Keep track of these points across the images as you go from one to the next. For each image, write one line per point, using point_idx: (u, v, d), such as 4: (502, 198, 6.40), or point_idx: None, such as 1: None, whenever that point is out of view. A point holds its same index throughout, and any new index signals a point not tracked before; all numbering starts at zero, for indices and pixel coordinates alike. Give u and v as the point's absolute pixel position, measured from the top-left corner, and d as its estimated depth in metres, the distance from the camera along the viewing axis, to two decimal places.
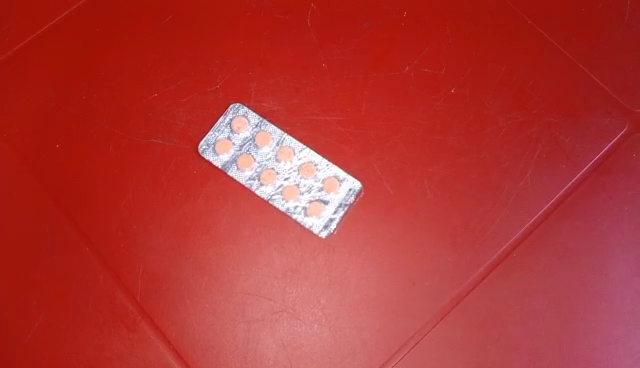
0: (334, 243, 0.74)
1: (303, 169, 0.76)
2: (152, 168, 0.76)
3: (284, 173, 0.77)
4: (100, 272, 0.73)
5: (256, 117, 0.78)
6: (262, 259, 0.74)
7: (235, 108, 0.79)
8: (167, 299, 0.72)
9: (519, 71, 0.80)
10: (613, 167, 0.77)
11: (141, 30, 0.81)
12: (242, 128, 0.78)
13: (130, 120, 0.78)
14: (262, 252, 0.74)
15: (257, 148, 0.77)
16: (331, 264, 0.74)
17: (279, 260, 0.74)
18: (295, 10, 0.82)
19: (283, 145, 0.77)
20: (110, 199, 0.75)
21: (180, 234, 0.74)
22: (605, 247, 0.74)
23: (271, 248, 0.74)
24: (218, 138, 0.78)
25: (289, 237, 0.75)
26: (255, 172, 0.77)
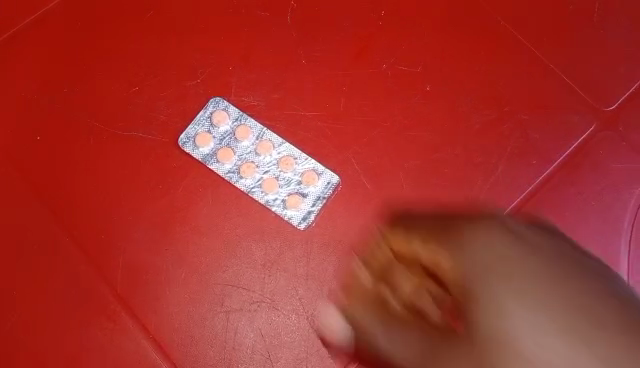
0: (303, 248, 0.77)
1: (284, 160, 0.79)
2: (132, 160, 0.78)
3: (264, 166, 0.79)
4: (80, 264, 0.74)
5: (235, 112, 0.80)
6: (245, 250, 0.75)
7: (215, 103, 0.81)
8: (148, 290, 0.74)
9: (493, 68, 0.82)
10: (582, 161, 0.79)
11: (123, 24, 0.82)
12: (221, 121, 0.80)
13: (112, 114, 0.79)
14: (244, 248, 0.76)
15: (237, 141, 0.80)
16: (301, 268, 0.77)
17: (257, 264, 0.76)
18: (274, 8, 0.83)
19: (263, 139, 0.80)
20: (91, 191, 0.76)
21: (160, 225, 0.76)
22: (576, 239, 0.76)
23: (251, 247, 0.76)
24: (198, 132, 0.80)
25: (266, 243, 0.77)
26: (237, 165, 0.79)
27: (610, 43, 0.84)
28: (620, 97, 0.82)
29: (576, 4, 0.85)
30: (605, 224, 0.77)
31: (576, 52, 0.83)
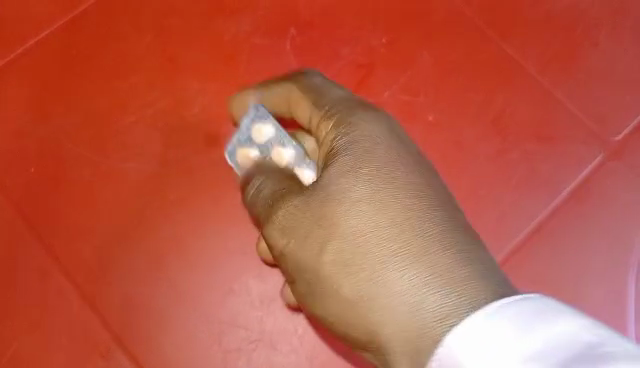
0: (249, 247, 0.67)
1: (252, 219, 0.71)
2: (127, 192, 0.75)
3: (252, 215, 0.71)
4: (75, 300, 0.72)
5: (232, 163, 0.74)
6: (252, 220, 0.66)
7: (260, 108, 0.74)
8: (143, 327, 0.72)
9: (497, 96, 0.80)
10: (589, 193, 0.77)
11: (120, 50, 0.79)
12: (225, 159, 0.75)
13: (107, 145, 0.77)
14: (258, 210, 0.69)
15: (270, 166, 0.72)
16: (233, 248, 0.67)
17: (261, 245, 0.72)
18: (274, 34, 0.81)
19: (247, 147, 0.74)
20: (89, 227, 0.74)
21: (154, 264, 0.74)
22: (581, 272, 0.75)
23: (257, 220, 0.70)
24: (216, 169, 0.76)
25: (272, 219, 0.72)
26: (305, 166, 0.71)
27: (617, 68, 0.82)
28: (628, 125, 0.80)
29: (582, 30, 0.83)
30: (610, 256, 0.76)
31: (581, 80, 0.81)
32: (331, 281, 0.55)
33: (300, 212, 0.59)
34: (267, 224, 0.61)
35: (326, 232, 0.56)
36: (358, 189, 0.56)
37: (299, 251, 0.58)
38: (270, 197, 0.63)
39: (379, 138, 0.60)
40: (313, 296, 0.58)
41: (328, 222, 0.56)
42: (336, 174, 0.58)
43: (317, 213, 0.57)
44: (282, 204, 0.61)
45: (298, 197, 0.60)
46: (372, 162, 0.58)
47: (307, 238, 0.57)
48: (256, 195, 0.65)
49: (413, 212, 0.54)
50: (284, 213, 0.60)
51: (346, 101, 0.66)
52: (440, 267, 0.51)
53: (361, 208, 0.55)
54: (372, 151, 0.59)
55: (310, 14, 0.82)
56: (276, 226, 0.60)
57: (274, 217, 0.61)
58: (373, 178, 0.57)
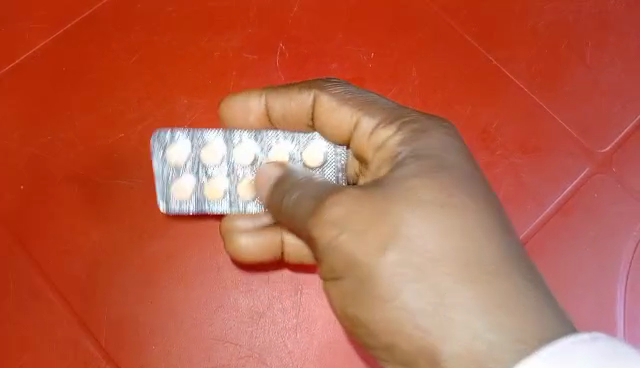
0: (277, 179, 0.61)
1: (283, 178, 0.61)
2: (117, 208, 0.75)
3: (231, 191, 0.71)
4: (64, 317, 0.72)
5: (172, 200, 0.69)
6: (291, 203, 0.56)
7: (157, 137, 0.69)
8: (133, 344, 0.72)
9: (484, 110, 0.81)
10: (576, 205, 0.78)
11: (106, 64, 0.79)
12: (175, 188, 0.70)
13: (96, 162, 0.76)
14: (296, 195, 0.56)
15: (203, 161, 0.70)
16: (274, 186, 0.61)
17: (282, 207, 0.57)
18: (260, 51, 0.81)
19: (182, 163, 0.70)
20: (80, 242, 0.73)
21: (147, 279, 0.73)
22: (569, 284, 0.76)
23: (282, 191, 0.59)
24: (170, 192, 0.70)
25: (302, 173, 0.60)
26: (225, 133, 0.71)
27: (603, 81, 0.83)
28: (614, 139, 0.81)
29: (569, 43, 0.83)
30: (598, 267, 0.77)
31: (568, 94, 0.82)
32: (388, 286, 0.48)
33: (359, 207, 0.51)
34: (315, 210, 0.53)
35: (389, 231, 0.49)
36: (427, 195, 0.50)
37: (354, 246, 0.50)
38: (320, 190, 0.55)
39: (439, 139, 0.56)
40: (355, 293, 0.51)
41: (395, 220, 0.49)
42: (402, 173, 0.53)
43: (380, 207, 0.50)
44: (338, 192, 0.52)
45: (364, 186, 0.52)
46: (439, 164, 0.53)
47: (366, 232, 0.50)
48: (298, 196, 0.56)
49: (484, 235, 0.49)
50: (342, 205, 0.51)
51: (379, 101, 0.64)
52: (508, 298, 0.46)
53: (428, 225, 0.49)
54: (439, 156, 0.54)
55: (298, 29, 0.81)
56: (329, 217, 0.51)
57: (330, 206, 0.52)
58: (441, 180, 0.52)
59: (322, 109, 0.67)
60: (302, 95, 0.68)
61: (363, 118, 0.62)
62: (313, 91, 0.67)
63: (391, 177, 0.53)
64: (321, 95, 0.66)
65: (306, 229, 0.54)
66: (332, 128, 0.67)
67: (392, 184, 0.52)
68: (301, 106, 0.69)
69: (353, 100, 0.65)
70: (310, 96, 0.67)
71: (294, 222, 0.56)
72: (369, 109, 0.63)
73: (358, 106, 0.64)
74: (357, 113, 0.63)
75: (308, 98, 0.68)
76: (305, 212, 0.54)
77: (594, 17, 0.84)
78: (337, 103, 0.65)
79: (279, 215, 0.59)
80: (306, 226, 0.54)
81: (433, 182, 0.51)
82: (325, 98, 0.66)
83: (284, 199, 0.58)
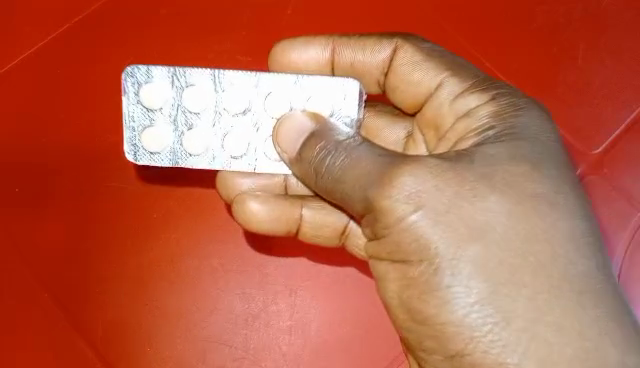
0: (316, 138, 0.58)
1: (322, 137, 0.58)
2: (110, 211, 0.74)
3: (214, 144, 0.65)
4: (59, 322, 0.72)
5: (141, 151, 0.64)
6: (341, 165, 0.55)
7: (129, 74, 0.63)
8: (128, 347, 0.72)
9: None
10: None
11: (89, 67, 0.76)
12: (150, 137, 0.64)
13: (84, 167, 0.75)
14: (349, 156, 0.55)
15: (183, 107, 0.64)
16: (311, 142, 0.58)
17: (326, 172, 0.56)
18: (249, 52, 0.78)
19: (159, 106, 0.64)
20: (73, 248, 0.73)
21: (143, 282, 0.73)
22: None
23: (323, 152, 0.57)
24: (144, 141, 0.64)
25: (345, 135, 0.57)
26: (213, 71, 0.64)
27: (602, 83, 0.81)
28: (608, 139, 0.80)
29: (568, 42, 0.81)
30: None
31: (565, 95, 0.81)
32: (468, 276, 0.49)
33: (443, 188, 0.51)
34: (380, 180, 0.52)
35: (471, 221, 0.50)
36: (515, 182, 0.52)
37: (434, 231, 0.50)
38: (376, 156, 0.54)
39: (537, 118, 0.59)
40: (423, 282, 0.51)
41: (480, 208, 0.51)
42: (488, 152, 0.55)
43: (465, 194, 0.51)
44: (408, 163, 0.52)
45: (448, 165, 0.53)
46: (525, 142, 0.56)
47: (446, 219, 0.50)
48: (351, 159, 0.55)
49: (576, 220, 0.52)
50: (418, 181, 0.51)
51: (464, 64, 0.65)
52: (589, 293, 0.49)
53: (517, 216, 0.51)
54: (524, 131, 0.57)
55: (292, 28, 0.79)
56: (401, 193, 0.51)
57: (398, 179, 0.51)
58: (528, 165, 0.54)
59: (398, 66, 0.68)
60: (375, 48, 0.69)
61: (447, 83, 0.64)
62: (396, 43, 0.68)
63: (478, 156, 0.54)
64: (400, 51, 0.68)
65: (365, 204, 0.53)
66: (403, 87, 0.69)
67: (479, 169, 0.53)
68: (370, 62, 0.70)
69: (434, 60, 0.66)
70: (391, 48, 0.68)
71: (346, 193, 0.55)
72: (453, 78, 0.64)
73: (437, 70, 0.65)
74: (440, 75, 0.65)
75: (385, 52, 0.69)
76: (364, 179, 0.53)
77: (588, 16, 0.82)
78: (417, 64, 0.67)
79: (320, 179, 0.57)
80: (364, 197, 0.53)
81: (527, 158, 0.54)
82: (405, 55, 0.68)
83: (330, 159, 0.56)
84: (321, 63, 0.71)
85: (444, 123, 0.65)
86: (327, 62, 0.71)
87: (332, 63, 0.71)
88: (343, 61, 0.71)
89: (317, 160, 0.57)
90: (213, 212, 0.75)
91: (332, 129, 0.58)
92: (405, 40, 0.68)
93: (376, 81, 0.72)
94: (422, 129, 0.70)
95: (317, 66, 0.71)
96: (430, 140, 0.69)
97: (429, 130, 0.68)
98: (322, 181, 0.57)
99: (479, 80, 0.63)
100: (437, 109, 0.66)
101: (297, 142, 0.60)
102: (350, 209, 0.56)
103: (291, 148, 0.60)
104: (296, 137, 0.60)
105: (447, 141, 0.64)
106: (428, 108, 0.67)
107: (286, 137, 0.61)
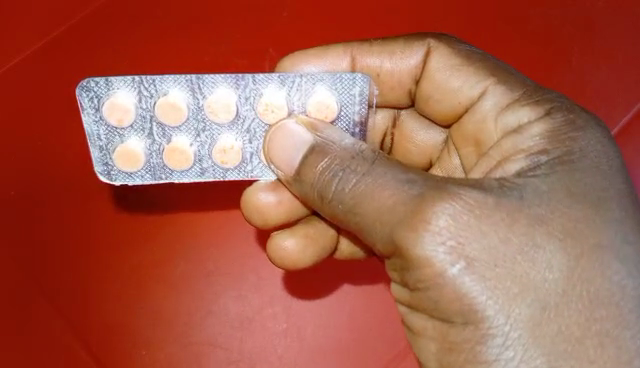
0: (321, 160, 0.51)
1: (326, 158, 0.51)
2: (106, 212, 0.74)
3: (202, 155, 0.57)
4: (55, 324, 0.72)
5: (116, 171, 0.56)
6: (352, 189, 0.49)
7: (84, 88, 0.53)
8: (123, 350, 0.72)
9: None
10: None
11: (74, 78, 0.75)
12: (123, 157, 0.55)
13: (74, 177, 0.74)
14: (361, 180, 0.49)
15: (156, 117, 0.55)
16: (309, 161, 0.52)
17: (335, 195, 0.50)
18: (235, 55, 0.77)
19: (129, 119, 0.55)
20: (65, 256, 0.73)
21: (136, 287, 0.73)
22: None
23: (328, 172, 0.50)
24: (117, 161, 0.55)
25: (356, 154, 0.50)
26: (191, 78, 0.55)
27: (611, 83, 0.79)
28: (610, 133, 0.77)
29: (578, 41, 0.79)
30: None
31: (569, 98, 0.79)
32: (515, 345, 0.44)
33: (488, 234, 0.45)
34: (407, 219, 0.46)
35: (526, 278, 0.44)
36: (579, 229, 0.45)
37: (479, 289, 0.44)
38: (403, 185, 0.47)
39: (600, 140, 0.50)
40: (467, 349, 0.46)
41: (534, 263, 0.44)
42: (539, 184, 0.47)
43: (519, 244, 0.44)
44: (441, 198, 0.46)
45: (494, 200, 0.46)
46: (586, 170, 0.48)
47: (494, 274, 0.44)
48: (367, 186, 0.48)
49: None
50: (459, 224, 0.45)
51: (512, 70, 0.60)
52: None
53: (578, 269, 0.44)
54: (584, 155, 0.49)
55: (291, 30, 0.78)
56: (441, 241, 0.44)
57: (431, 219, 0.45)
58: (589, 205, 0.46)
59: (432, 72, 0.63)
60: (407, 54, 0.64)
61: (492, 92, 0.58)
62: (429, 44, 0.63)
63: (527, 188, 0.47)
64: (433, 55, 0.63)
65: (392, 245, 0.47)
66: (437, 96, 0.63)
67: (533, 209, 0.46)
68: (399, 67, 0.64)
69: (473, 66, 0.61)
70: (424, 51, 0.63)
71: (365, 226, 0.49)
72: (498, 89, 0.58)
73: (478, 79, 0.60)
74: (484, 85, 0.59)
75: (415, 57, 0.63)
76: (387, 211, 0.47)
77: (578, 17, 0.79)
78: (455, 71, 0.62)
79: (332, 205, 0.50)
80: (390, 236, 0.47)
81: (593, 188, 0.47)
82: (440, 61, 0.62)
83: (337, 181, 0.50)
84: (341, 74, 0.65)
85: (487, 140, 0.59)
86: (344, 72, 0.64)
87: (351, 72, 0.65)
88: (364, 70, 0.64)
89: (319, 180, 0.51)
90: (210, 217, 0.75)
91: (335, 144, 0.51)
92: (439, 41, 0.63)
93: (406, 90, 0.66)
94: (456, 141, 0.64)
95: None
96: (465, 156, 0.63)
97: (467, 145, 0.63)
98: (333, 207, 0.50)
99: (531, 96, 0.56)
100: (478, 124, 0.60)
101: (294, 158, 0.52)
102: (376, 245, 0.49)
103: (287, 166, 0.53)
104: (294, 153, 0.52)
105: (488, 159, 0.55)
106: (467, 122, 0.62)
107: (279, 153, 0.53)
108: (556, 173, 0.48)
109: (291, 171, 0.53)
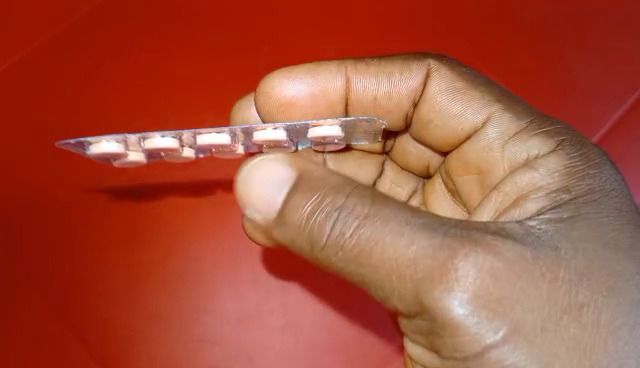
0: (301, 197, 0.47)
1: (311, 200, 0.46)
2: (104, 212, 0.75)
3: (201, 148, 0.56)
4: (53, 319, 0.72)
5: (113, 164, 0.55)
6: (359, 241, 0.45)
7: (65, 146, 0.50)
8: (121, 347, 0.72)
9: None
10: None
11: (70, 91, 0.78)
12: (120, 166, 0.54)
13: (72, 178, 0.76)
14: (367, 228, 0.45)
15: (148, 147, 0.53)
16: (290, 202, 0.47)
17: (339, 244, 0.45)
18: (228, 57, 0.79)
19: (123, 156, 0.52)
20: (64, 253, 0.74)
21: (134, 285, 0.73)
22: None
23: (323, 221, 0.46)
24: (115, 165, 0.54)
25: (350, 192, 0.47)
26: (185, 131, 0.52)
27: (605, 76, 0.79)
28: (603, 127, 0.77)
29: (565, 38, 0.80)
30: None
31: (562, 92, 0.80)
32: None
33: (529, 293, 0.42)
34: (432, 274, 0.42)
35: (571, 341, 0.42)
36: (614, 285, 0.44)
37: (522, 358, 0.41)
38: (426, 240, 0.44)
39: (616, 179, 0.51)
40: None
41: (578, 322, 0.42)
42: (568, 230, 0.46)
43: (563, 302, 0.42)
44: (473, 249, 0.43)
45: (530, 253, 0.44)
46: (607, 209, 0.48)
47: (538, 338, 0.41)
48: (379, 235, 0.44)
49: None
50: (488, 278, 0.42)
51: (515, 100, 0.61)
52: None
53: (618, 327, 0.43)
54: (606, 196, 0.49)
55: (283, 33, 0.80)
56: (465, 296, 0.41)
57: (459, 278, 0.42)
58: (623, 254, 0.45)
59: (432, 94, 0.63)
60: (408, 75, 0.63)
61: (496, 120, 0.59)
62: (429, 65, 0.63)
63: (556, 237, 0.46)
64: (433, 76, 0.63)
65: (418, 306, 0.43)
66: (437, 120, 0.64)
67: (568, 261, 0.44)
68: (398, 89, 0.64)
69: (480, 93, 0.61)
70: (424, 72, 0.63)
71: (376, 279, 0.45)
72: (504, 115, 0.59)
73: (483, 102, 0.60)
74: (488, 109, 0.60)
75: (416, 77, 0.63)
76: (409, 267, 0.43)
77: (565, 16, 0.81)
78: (457, 94, 0.62)
79: (333, 257, 0.46)
80: (415, 297, 0.43)
81: (618, 233, 0.47)
82: (440, 82, 0.63)
83: (341, 227, 0.45)
84: (335, 93, 0.65)
85: (492, 169, 0.60)
86: (337, 91, 0.65)
87: (345, 90, 0.65)
88: (359, 93, 0.65)
89: (317, 229, 0.46)
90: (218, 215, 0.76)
91: (319, 181, 0.47)
92: (438, 63, 0.63)
93: (403, 113, 0.66)
94: (454, 168, 0.65)
95: (327, 95, 0.65)
96: (466, 181, 0.64)
97: (469, 173, 0.63)
98: (330, 254, 0.46)
99: (545, 126, 0.56)
100: (482, 151, 0.60)
101: (276, 200, 0.48)
102: (393, 302, 0.45)
103: (265, 207, 0.49)
104: (275, 192, 0.49)
105: (497, 195, 0.54)
106: (468, 150, 0.62)
107: (257, 195, 0.49)
108: (575, 219, 0.47)
109: (272, 213, 0.49)
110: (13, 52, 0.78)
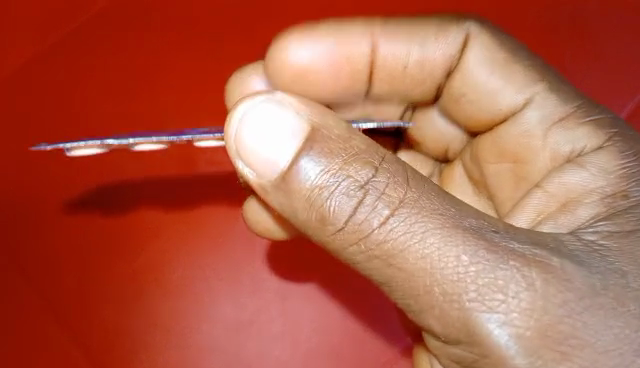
0: (312, 160, 0.43)
1: (325, 169, 0.43)
2: (103, 218, 0.75)
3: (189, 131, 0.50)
4: (51, 325, 0.71)
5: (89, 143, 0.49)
6: (387, 236, 0.42)
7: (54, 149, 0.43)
8: (119, 352, 0.71)
9: None
10: None
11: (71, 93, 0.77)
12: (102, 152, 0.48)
13: (71, 183, 0.76)
14: (398, 221, 0.42)
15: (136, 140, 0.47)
16: (301, 164, 0.43)
17: (360, 234, 0.43)
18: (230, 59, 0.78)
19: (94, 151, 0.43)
20: (63, 259, 0.73)
21: (133, 290, 0.73)
22: None
23: (338, 202, 0.43)
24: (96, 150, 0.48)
25: (381, 163, 0.44)
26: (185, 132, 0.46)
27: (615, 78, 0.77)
28: None
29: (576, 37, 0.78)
30: None
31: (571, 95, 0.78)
32: None
33: (580, 312, 0.41)
34: (482, 296, 0.41)
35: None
36: None
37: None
38: (480, 254, 0.41)
39: None
40: None
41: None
42: (623, 243, 0.46)
43: (619, 327, 0.41)
44: (529, 269, 0.41)
45: (581, 274, 0.42)
46: None
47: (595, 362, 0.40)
48: (421, 235, 0.42)
49: None
50: (539, 297, 0.41)
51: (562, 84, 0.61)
52: None
53: None
54: None
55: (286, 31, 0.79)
56: (513, 315, 0.40)
57: (513, 295, 0.41)
58: None
59: (468, 67, 0.63)
60: (446, 39, 0.63)
61: (539, 104, 0.60)
62: (469, 30, 0.63)
63: (613, 254, 0.45)
64: (473, 43, 0.63)
65: (467, 337, 0.41)
66: (470, 94, 0.64)
67: (625, 285, 0.43)
68: (429, 57, 0.64)
69: (528, 71, 0.61)
70: (463, 38, 0.63)
71: (397, 286, 0.43)
72: (571, 126, 0.57)
73: (559, 107, 0.59)
74: (560, 112, 0.58)
75: (454, 41, 0.63)
76: (454, 285, 0.41)
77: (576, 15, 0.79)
78: (531, 87, 0.60)
79: (350, 245, 0.43)
80: (465, 328, 0.41)
81: None
82: (525, 72, 0.61)
83: (367, 212, 0.42)
84: (362, 56, 0.64)
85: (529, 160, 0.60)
86: (363, 60, 0.64)
87: (371, 59, 0.65)
88: (387, 62, 0.65)
89: (328, 210, 0.43)
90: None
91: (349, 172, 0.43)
92: (479, 28, 0.63)
93: (436, 84, 0.66)
94: (485, 155, 0.65)
95: (353, 61, 0.64)
96: (497, 170, 0.64)
97: (499, 159, 0.64)
98: (347, 241, 0.43)
99: (617, 140, 0.54)
100: (536, 150, 0.60)
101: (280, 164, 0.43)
102: (427, 321, 0.43)
103: (264, 169, 0.44)
104: (277, 155, 0.43)
105: (542, 192, 0.54)
106: (507, 135, 0.62)
107: (253, 152, 0.44)
108: (633, 232, 0.46)
109: (272, 176, 0.44)
110: (14, 59, 0.78)
